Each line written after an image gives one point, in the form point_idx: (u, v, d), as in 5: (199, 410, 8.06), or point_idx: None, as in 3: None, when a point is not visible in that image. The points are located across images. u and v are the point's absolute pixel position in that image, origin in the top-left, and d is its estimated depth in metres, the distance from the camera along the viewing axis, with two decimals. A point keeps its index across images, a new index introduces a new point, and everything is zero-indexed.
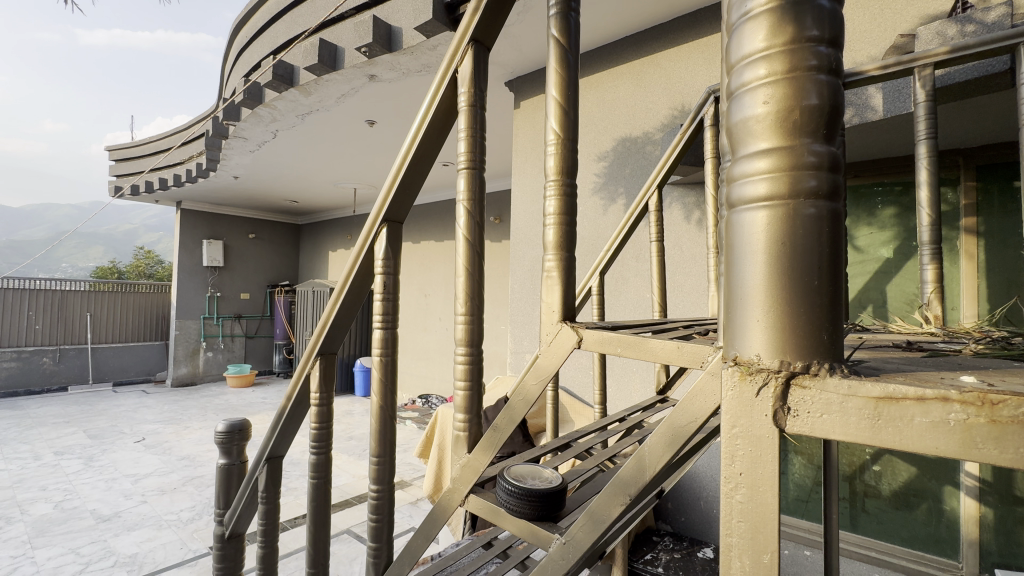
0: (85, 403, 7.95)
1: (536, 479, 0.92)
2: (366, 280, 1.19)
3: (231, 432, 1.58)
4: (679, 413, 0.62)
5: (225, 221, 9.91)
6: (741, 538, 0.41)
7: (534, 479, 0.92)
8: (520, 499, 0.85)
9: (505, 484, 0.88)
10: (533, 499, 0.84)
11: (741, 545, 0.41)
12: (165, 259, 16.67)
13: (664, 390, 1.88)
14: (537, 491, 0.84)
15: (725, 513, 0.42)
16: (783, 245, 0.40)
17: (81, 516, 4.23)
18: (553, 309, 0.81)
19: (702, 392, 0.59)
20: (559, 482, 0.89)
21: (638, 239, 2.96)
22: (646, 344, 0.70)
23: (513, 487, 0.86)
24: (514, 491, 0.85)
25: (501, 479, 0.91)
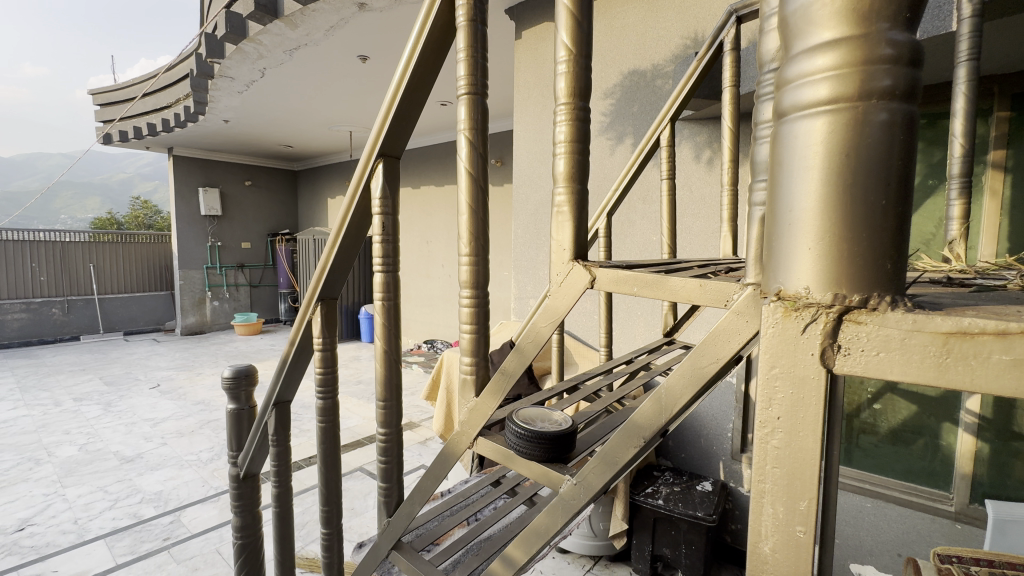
0: (99, 352, 8.13)
1: (546, 422, 0.90)
2: (364, 221, 1.12)
3: (238, 377, 1.56)
4: (701, 354, 0.59)
5: (219, 168, 9.66)
6: (775, 485, 0.38)
7: (543, 421, 0.90)
8: (529, 441, 0.83)
9: (513, 426, 0.87)
10: (543, 442, 0.82)
11: (775, 491, 0.38)
12: (162, 210, 16.50)
13: (671, 332, 1.87)
14: (546, 433, 0.83)
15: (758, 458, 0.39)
16: (843, 158, 0.34)
17: (105, 457, 4.43)
18: (563, 248, 0.76)
19: (725, 331, 0.57)
20: (569, 424, 0.88)
21: (646, 180, 2.85)
22: (664, 283, 0.65)
23: (521, 428, 0.85)
24: (523, 433, 0.84)
25: (509, 421, 0.89)
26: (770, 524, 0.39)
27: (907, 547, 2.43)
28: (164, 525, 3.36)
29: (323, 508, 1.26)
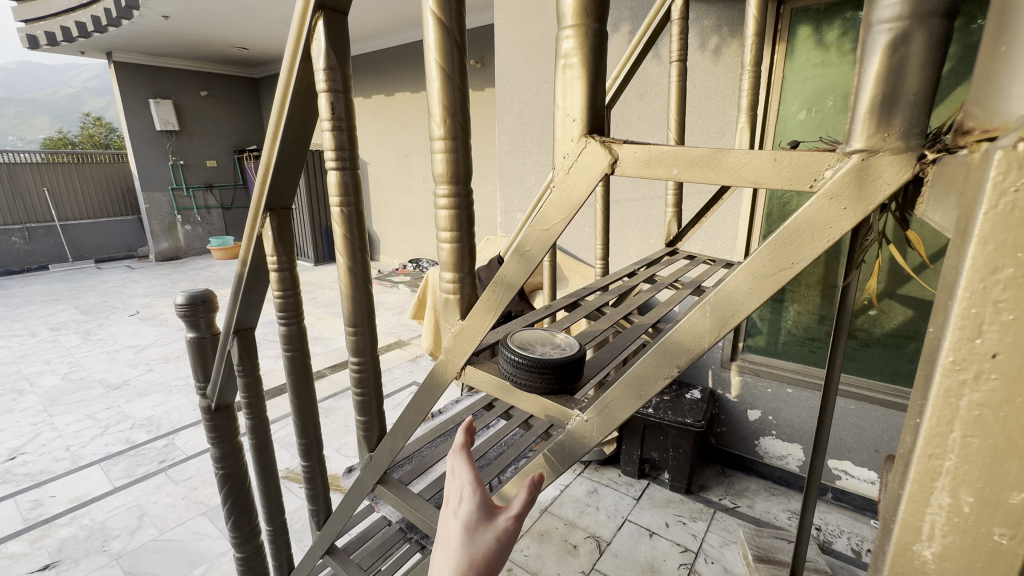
0: (71, 280, 7.83)
1: (547, 347, 0.76)
2: (310, 103, 0.88)
3: (193, 303, 1.38)
4: (771, 256, 0.46)
5: (168, 76, 8.67)
6: (979, 452, 0.39)
7: (543, 347, 0.76)
8: (527, 371, 0.70)
9: (506, 351, 0.73)
10: (544, 372, 0.69)
11: (975, 466, 0.39)
12: (116, 128, 15.21)
13: (674, 241, 1.71)
14: (549, 362, 0.69)
15: (935, 422, 0.40)
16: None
17: (91, 385, 4.36)
18: (573, 118, 0.57)
19: (816, 221, 0.43)
20: (575, 349, 0.74)
21: (645, 74, 2.52)
22: (723, 162, 0.47)
23: (516, 355, 0.71)
24: (519, 361, 0.71)
25: (503, 345, 0.75)
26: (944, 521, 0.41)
27: (885, 444, 2.49)
28: (158, 449, 3.38)
29: (300, 441, 1.16)
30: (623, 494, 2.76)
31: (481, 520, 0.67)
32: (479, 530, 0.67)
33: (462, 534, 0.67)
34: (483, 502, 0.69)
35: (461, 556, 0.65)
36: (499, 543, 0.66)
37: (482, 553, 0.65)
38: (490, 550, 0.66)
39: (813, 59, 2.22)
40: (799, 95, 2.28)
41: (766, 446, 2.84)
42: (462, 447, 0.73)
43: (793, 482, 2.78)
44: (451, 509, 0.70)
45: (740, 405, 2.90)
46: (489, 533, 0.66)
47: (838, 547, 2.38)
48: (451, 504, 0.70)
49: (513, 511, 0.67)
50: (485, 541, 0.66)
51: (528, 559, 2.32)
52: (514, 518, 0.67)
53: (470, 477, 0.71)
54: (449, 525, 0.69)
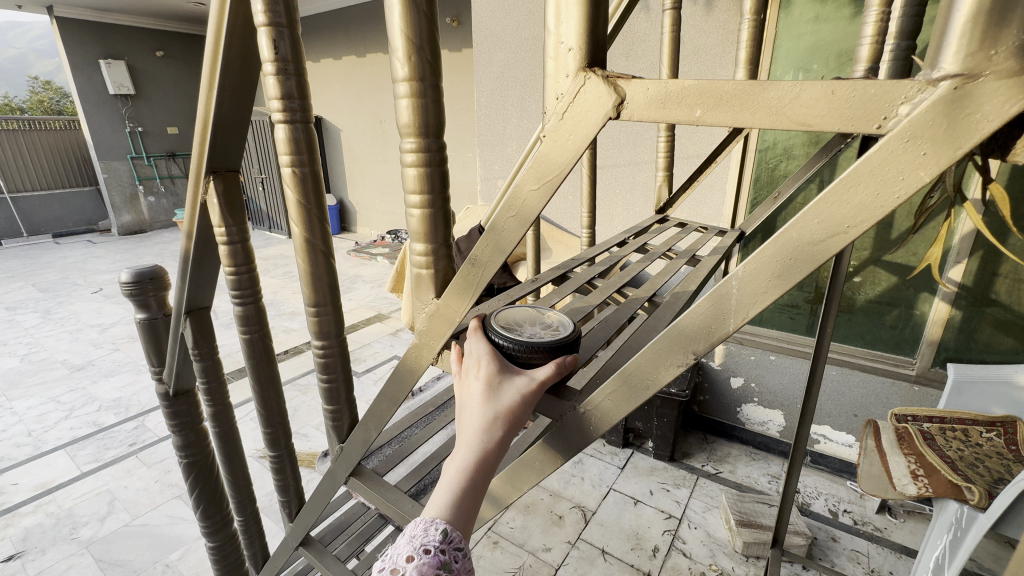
0: (26, 256, 7.39)
1: (537, 326, 0.67)
2: (248, 40, 0.74)
3: (141, 281, 1.25)
4: (816, 218, 0.41)
5: (119, 34, 8.02)
6: None
7: (532, 324, 0.67)
8: (519, 353, 0.61)
9: (492, 329, 0.64)
10: (541, 354, 0.61)
11: None
12: (68, 92, 14.17)
13: (664, 208, 1.61)
14: (544, 342, 0.61)
15: None
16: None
17: (53, 367, 4.15)
18: (569, 50, 0.48)
19: (884, 174, 0.37)
20: (569, 332, 0.65)
21: (635, 28, 2.36)
22: (763, 97, 0.40)
23: (506, 334, 0.62)
24: (509, 343, 0.61)
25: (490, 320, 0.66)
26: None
27: (863, 408, 2.53)
28: (128, 431, 3.24)
29: (267, 432, 1.06)
30: (608, 464, 2.76)
31: (497, 387, 0.59)
32: (496, 399, 0.58)
33: (477, 403, 0.59)
34: (501, 369, 0.61)
35: (478, 423, 0.58)
36: (520, 408, 0.58)
37: (501, 419, 0.58)
38: (515, 407, 0.58)
39: (809, 14, 2.10)
40: (792, 52, 2.17)
41: (748, 413, 2.86)
42: (476, 328, 0.66)
43: (774, 447, 2.81)
44: (468, 377, 0.62)
45: (723, 372, 2.90)
46: (509, 399, 0.58)
47: (816, 509, 2.44)
48: (467, 375, 0.62)
49: (537, 379, 0.59)
50: (504, 408, 0.58)
51: (514, 531, 2.31)
52: (540, 382, 0.58)
53: (484, 351, 0.63)
54: (466, 391, 0.61)
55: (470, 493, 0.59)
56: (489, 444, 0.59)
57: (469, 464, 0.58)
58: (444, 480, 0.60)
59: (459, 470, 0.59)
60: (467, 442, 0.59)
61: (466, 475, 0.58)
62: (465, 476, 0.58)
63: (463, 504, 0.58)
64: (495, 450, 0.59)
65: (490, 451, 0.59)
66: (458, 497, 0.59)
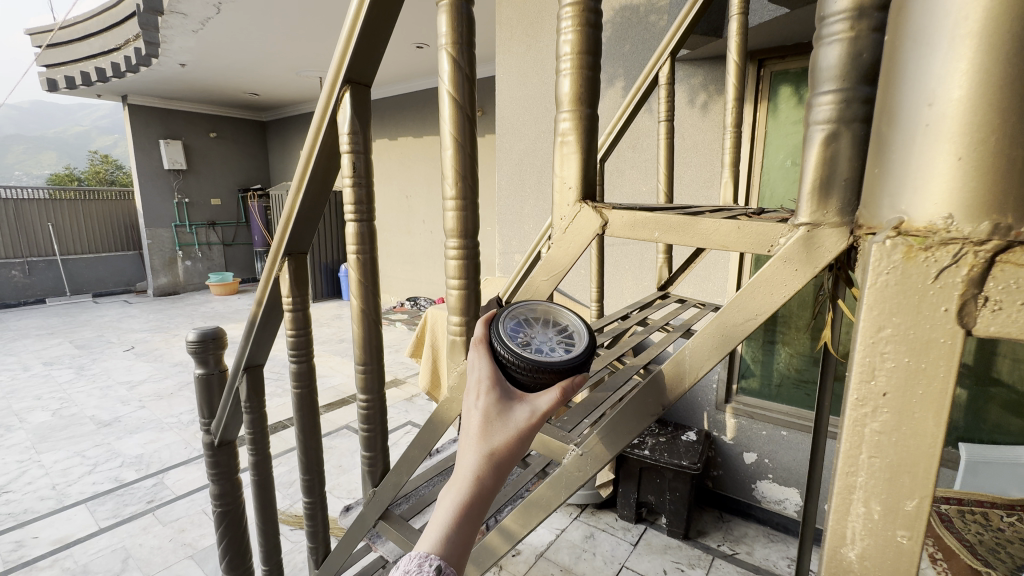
0: (67, 314, 7.81)
1: (546, 336, 0.68)
2: (333, 160, 0.98)
3: (204, 340, 1.44)
4: (738, 310, 0.57)
5: (180, 118, 9.01)
6: (873, 478, 0.41)
7: (541, 335, 0.67)
8: (525, 373, 0.61)
9: (498, 343, 0.63)
10: (550, 374, 0.60)
11: (872, 485, 0.41)
12: (124, 166, 15.50)
13: (666, 285, 1.77)
14: (554, 363, 0.61)
15: (848, 446, 0.42)
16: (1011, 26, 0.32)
17: (81, 422, 4.30)
18: (568, 186, 0.68)
19: (770, 283, 0.54)
20: (583, 346, 0.64)
21: (639, 126, 2.67)
22: (696, 226, 0.59)
23: (512, 352, 0.61)
24: (517, 362, 0.61)
25: (494, 328, 0.65)
26: (861, 527, 0.42)
27: None
28: (147, 488, 3.31)
29: (305, 478, 1.18)
30: (620, 540, 2.71)
31: (502, 414, 0.59)
32: (501, 426, 0.59)
33: (479, 428, 0.59)
34: (504, 394, 0.61)
35: (480, 451, 0.58)
36: (522, 437, 0.58)
37: (503, 447, 0.58)
38: (513, 442, 0.58)
39: (794, 117, 2.39)
40: (780, 151, 2.44)
41: (764, 490, 2.82)
42: (482, 339, 0.65)
43: (792, 528, 2.74)
44: (470, 399, 0.61)
45: (736, 447, 2.89)
46: (512, 428, 0.58)
47: None
48: (469, 395, 0.62)
49: (541, 406, 0.59)
50: (507, 434, 0.58)
51: None
52: (541, 413, 0.58)
53: (488, 371, 0.62)
54: (468, 415, 0.61)
55: (467, 521, 0.59)
56: (487, 477, 0.59)
57: (467, 492, 0.58)
58: (441, 505, 0.60)
59: (455, 502, 0.59)
60: (468, 469, 0.59)
61: (465, 502, 0.59)
62: (463, 504, 0.58)
63: (460, 533, 0.59)
64: (494, 478, 0.59)
65: (486, 483, 0.59)
66: (455, 527, 0.59)
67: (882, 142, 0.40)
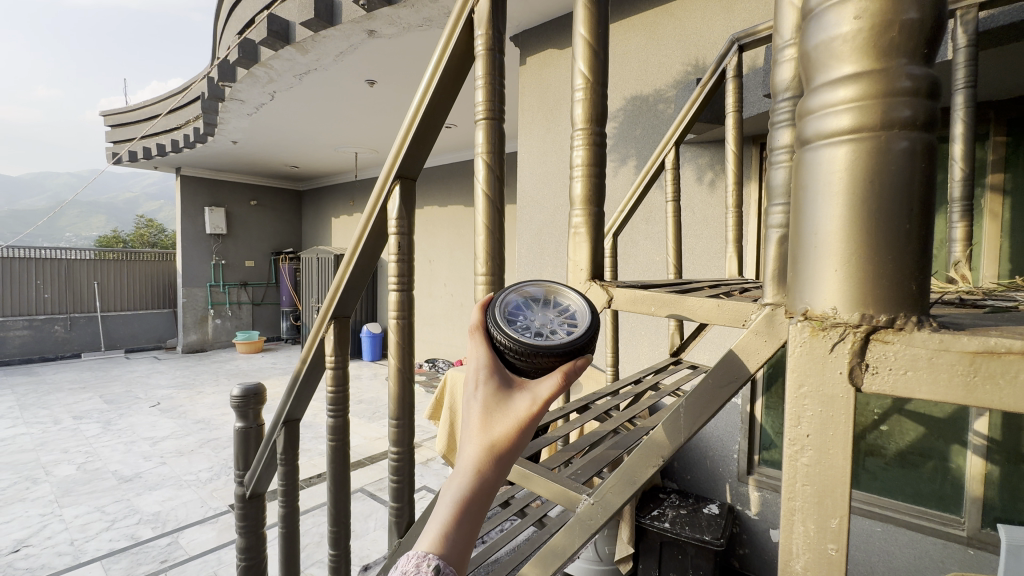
0: (99, 369, 8.09)
1: (547, 319, 0.70)
2: (379, 240, 1.13)
3: (247, 395, 1.57)
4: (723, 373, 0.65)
5: (226, 187, 9.79)
6: (806, 502, 0.40)
7: (542, 318, 0.70)
8: (525, 360, 0.63)
9: (498, 332, 0.65)
10: (550, 360, 0.62)
11: (806, 508, 0.40)
12: (166, 229, 16.56)
13: (678, 351, 1.83)
14: (554, 348, 0.62)
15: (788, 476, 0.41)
16: (870, 183, 0.35)
17: (104, 477, 4.37)
18: (580, 268, 0.84)
19: (746, 349, 0.62)
20: (584, 331, 0.66)
21: (651, 201, 2.87)
22: (683, 302, 0.74)
23: (510, 339, 0.63)
24: (517, 349, 0.63)
25: (493, 317, 0.67)
26: (801, 542, 0.40)
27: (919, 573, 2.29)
28: (161, 547, 3.30)
29: (332, 528, 1.25)
30: None
31: (504, 402, 0.60)
32: (502, 415, 0.59)
33: (481, 419, 0.60)
34: (505, 385, 0.62)
35: (481, 442, 0.58)
36: (524, 424, 0.58)
37: (503, 438, 0.58)
38: (515, 431, 0.58)
39: None
40: None
41: None
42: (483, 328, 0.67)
43: None
44: (470, 388, 0.63)
45: (761, 523, 2.78)
46: (512, 417, 0.59)
47: None
48: (469, 385, 0.63)
49: (542, 394, 0.60)
50: (507, 424, 0.59)
51: None
52: (545, 400, 0.59)
53: (487, 360, 0.64)
54: (469, 406, 0.62)
55: (468, 517, 0.58)
56: (489, 471, 0.58)
57: (468, 485, 0.58)
58: (440, 502, 0.59)
59: (455, 497, 0.58)
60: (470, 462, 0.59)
61: (465, 496, 0.58)
62: (463, 498, 0.58)
63: (461, 531, 0.57)
64: (496, 470, 0.59)
65: (487, 477, 0.58)
66: (455, 524, 0.57)
67: (793, 245, 0.40)
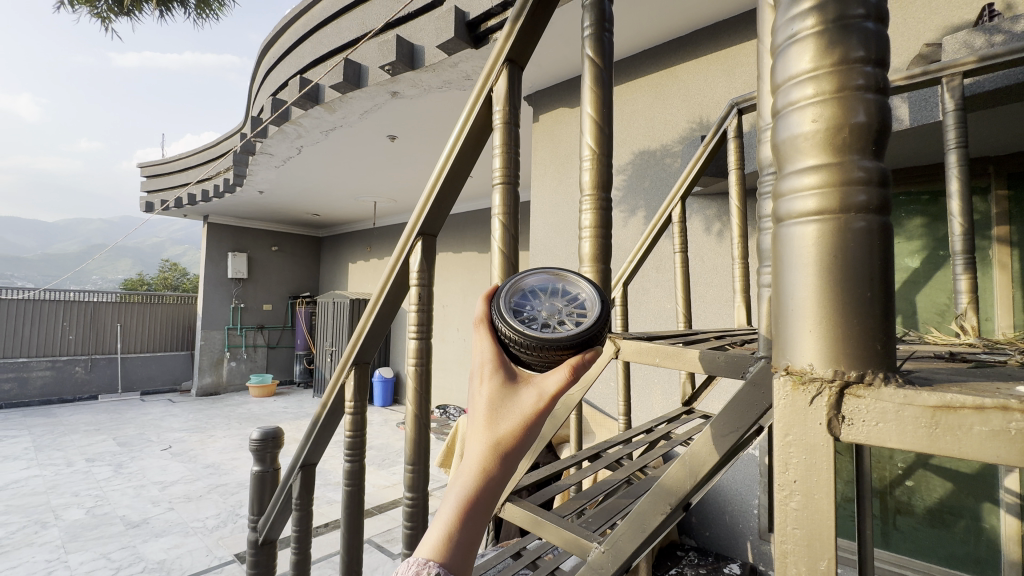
0: (115, 411, 8.16)
1: (554, 309, 0.72)
2: (401, 290, 1.21)
3: (266, 439, 1.62)
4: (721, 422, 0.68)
5: (250, 234, 10.18)
6: (797, 546, 0.42)
7: (548, 309, 0.72)
8: (532, 353, 0.67)
9: (505, 327, 0.68)
10: (556, 354, 0.65)
11: (797, 552, 0.42)
12: (189, 273, 17.08)
13: (690, 401, 1.83)
14: (563, 341, 0.65)
15: (782, 521, 0.44)
16: (834, 255, 0.41)
17: (111, 522, 4.33)
18: None
19: (745, 402, 0.67)
20: (594, 321, 0.68)
21: (660, 250, 2.95)
22: (682, 354, 0.81)
23: (516, 333, 0.67)
24: (524, 342, 0.66)
25: (499, 311, 0.71)
26: None
27: None
28: None
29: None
30: None
31: (510, 398, 0.64)
32: (509, 410, 0.63)
33: (488, 417, 0.63)
34: (512, 382, 0.66)
35: (488, 440, 0.62)
36: (528, 419, 0.62)
37: (508, 435, 0.62)
38: (521, 427, 0.62)
39: None
40: None
41: None
42: (489, 323, 0.71)
43: None
44: (478, 384, 0.67)
45: None
46: (518, 413, 0.62)
47: None
48: (477, 379, 0.68)
49: (549, 388, 0.63)
50: (513, 420, 0.62)
51: None
52: (551, 395, 0.63)
53: (493, 355, 0.69)
54: (477, 402, 0.66)
55: (474, 515, 0.62)
56: (495, 469, 0.62)
57: (475, 484, 0.62)
58: (446, 501, 0.63)
59: (462, 495, 0.62)
60: (477, 459, 0.62)
61: (472, 495, 0.61)
62: (470, 496, 0.61)
63: (466, 529, 0.61)
64: (502, 468, 0.62)
65: (493, 476, 0.62)
66: (461, 521, 0.61)
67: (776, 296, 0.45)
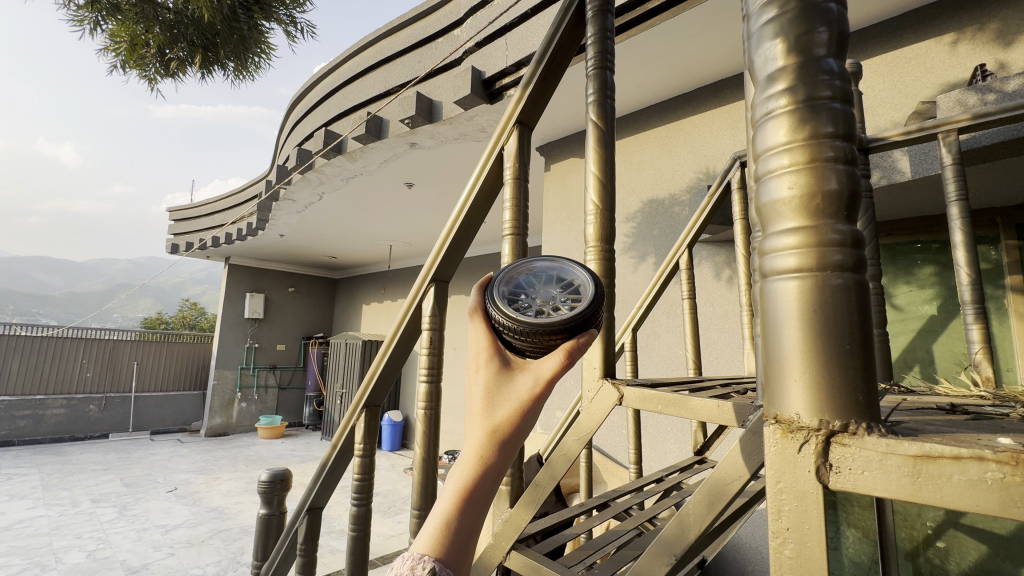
0: (124, 451, 8.14)
1: (549, 297, 0.76)
2: (413, 334, 1.25)
3: (274, 481, 1.63)
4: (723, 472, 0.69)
5: (268, 275, 10.44)
6: None
7: (543, 296, 0.76)
8: (525, 338, 0.69)
9: (499, 314, 0.71)
10: (550, 341, 0.68)
11: None
12: (207, 312, 17.41)
13: (702, 451, 1.79)
14: (556, 325, 0.68)
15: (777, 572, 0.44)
16: (815, 311, 0.44)
17: (111, 566, 4.24)
18: (595, 368, 0.97)
19: (748, 449, 0.67)
20: (587, 303, 0.71)
21: (669, 295, 2.97)
22: (687, 403, 0.81)
23: (508, 318, 0.69)
24: (518, 328, 0.69)
25: (493, 301, 0.74)
26: None
27: None
28: None
29: None
30: None
31: (507, 383, 0.66)
32: (505, 397, 0.65)
33: (485, 403, 0.65)
34: (508, 370, 0.68)
35: (486, 427, 0.63)
36: (524, 403, 0.64)
37: (504, 421, 0.64)
38: (519, 413, 0.64)
39: None
40: None
41: None
42: (484, 312, 0.74)
43: None
44: (474, 372, 0.70)
45: None
46: (514, 398, 0.65)
47: None
48: (472, 369, 0.70)
49: (543, 372, 0.66)
50: (509, 406, 0.64)
51: None
52: (547, 378, 0.66)
53: (488, 342, 0.71)
54: (473, 388, 0.68)
55: (471, 507, 0.61)
56: (491, 458, 0.63)
57: (472, 473, 0.62)
58: (443, 493, 0.63)
59: (459, 482, 0.62)
60: (475, 447, 0.63)
61: (469, 482, 0.62)
62: (466, 486, 0.62)
63: (463, 521, 0.61)
64: (499, 455, 0.63)
65: (490, 465, 0.63)
66: (460, 514, 0.61)
67: (766, 336, 0.48)
